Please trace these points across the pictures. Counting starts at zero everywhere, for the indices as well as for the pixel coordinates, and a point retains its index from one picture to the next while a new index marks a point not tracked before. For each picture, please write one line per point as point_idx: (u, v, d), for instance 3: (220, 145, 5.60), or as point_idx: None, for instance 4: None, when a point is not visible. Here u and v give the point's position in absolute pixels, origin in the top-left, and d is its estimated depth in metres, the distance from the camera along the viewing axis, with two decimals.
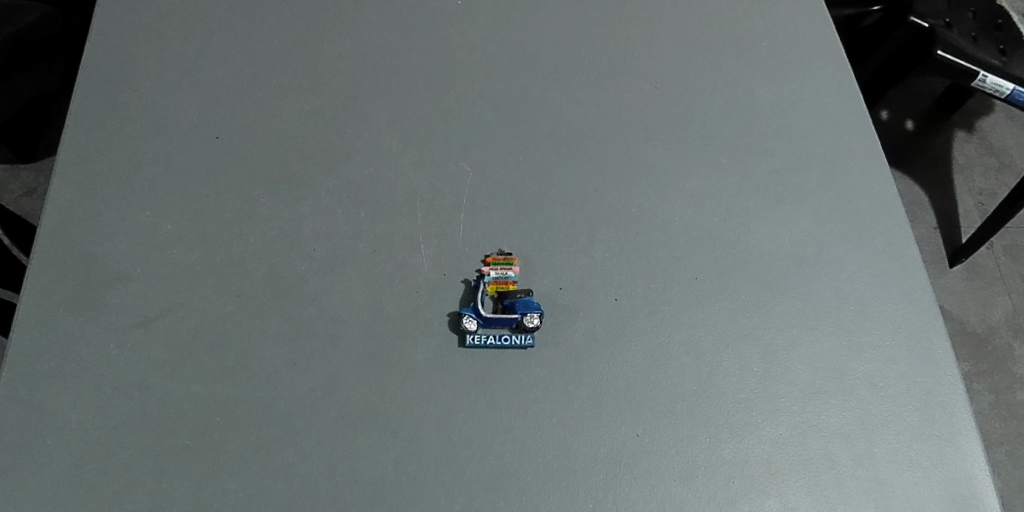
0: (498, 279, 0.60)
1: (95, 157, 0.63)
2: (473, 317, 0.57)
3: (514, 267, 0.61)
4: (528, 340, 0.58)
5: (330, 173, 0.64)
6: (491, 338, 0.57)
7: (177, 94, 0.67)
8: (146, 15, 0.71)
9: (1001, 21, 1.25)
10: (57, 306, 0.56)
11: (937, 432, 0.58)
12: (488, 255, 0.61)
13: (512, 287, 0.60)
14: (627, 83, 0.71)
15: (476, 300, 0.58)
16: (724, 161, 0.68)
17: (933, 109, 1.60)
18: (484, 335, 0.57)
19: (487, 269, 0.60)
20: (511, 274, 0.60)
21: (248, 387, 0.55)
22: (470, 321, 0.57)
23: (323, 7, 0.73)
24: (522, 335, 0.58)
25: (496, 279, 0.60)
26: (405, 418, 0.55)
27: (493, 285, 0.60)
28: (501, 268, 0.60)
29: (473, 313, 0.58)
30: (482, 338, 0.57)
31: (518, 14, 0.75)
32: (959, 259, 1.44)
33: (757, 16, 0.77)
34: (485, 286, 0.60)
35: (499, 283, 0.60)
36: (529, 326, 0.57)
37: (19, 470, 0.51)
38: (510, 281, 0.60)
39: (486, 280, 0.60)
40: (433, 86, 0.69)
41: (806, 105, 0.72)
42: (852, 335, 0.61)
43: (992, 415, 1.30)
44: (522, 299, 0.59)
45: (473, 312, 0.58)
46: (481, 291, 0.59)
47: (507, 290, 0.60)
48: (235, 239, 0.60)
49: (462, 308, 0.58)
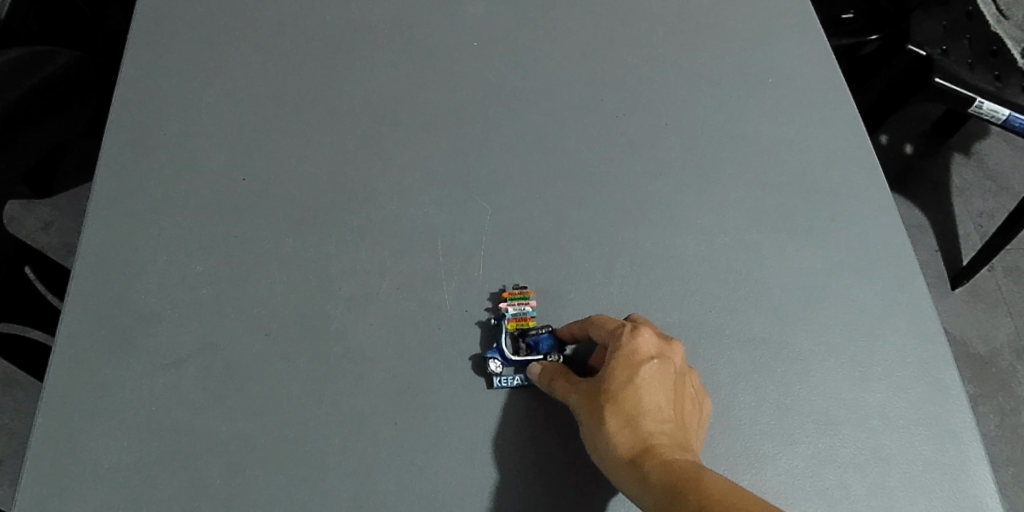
0: (517, 316, 0.61)
1: (126, 203, 0.65)
2: (499, 360, 0.59)
3: (529, 301, 0.62)
4: None
5: (354, 212, 0.66)
6: (518, 377, 0.60)
7: (206, 137, 0.69)
8: (173, 61, 0.73)
9: (997, 48, 1.25)
10: (94, 349, 0.58)
11: (948, 461, 0.59)
12: (505, 293, 0.62)
13: (529, 322, 0.62)
14: (639, 125, 0.74)
15: (501, 344, 0.60)
16: (736, 195, 0.70)
17: (929, 133, 1.63)
18: (510, 376, 0.60)
19: (503, 305, 0.62)
20: (527, 308, 0.62)
21: (279, 427, 0.57)
22: (496, 364, 0.59)
23: (343, 54, 0.76)
24: None
25: (514, 317, 0.61)
26: (433, 455, 0.57)
27: (513, 322, 0.61)
28: (518, 303, 0.62)
29: (497, 355, 0.60)
30: (510, 378, 0.60)
31: (533, 57, 0.77)
32: (961, 282, 1.45)
33: (765, 57, 0.80)
34: (507, 325, 0.61)
35: (518, 319, 0.61)
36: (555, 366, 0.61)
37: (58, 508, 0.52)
38: (527, 316, 0.62)
39: (507, 319, 0.61)
40: (453, 130, 0.72)
41: (814, 139, 0.74)
42: (861, 368, 0.62)
43: (997, 437, 1.31)
44: (544, 336, 0.61)
45: (498, 355, 0.60)
46: (503, 332, 0.61)
47: (526, 327, 0.61)
48: (263, 281, 0.62)
49: (487, 351, 0.59)
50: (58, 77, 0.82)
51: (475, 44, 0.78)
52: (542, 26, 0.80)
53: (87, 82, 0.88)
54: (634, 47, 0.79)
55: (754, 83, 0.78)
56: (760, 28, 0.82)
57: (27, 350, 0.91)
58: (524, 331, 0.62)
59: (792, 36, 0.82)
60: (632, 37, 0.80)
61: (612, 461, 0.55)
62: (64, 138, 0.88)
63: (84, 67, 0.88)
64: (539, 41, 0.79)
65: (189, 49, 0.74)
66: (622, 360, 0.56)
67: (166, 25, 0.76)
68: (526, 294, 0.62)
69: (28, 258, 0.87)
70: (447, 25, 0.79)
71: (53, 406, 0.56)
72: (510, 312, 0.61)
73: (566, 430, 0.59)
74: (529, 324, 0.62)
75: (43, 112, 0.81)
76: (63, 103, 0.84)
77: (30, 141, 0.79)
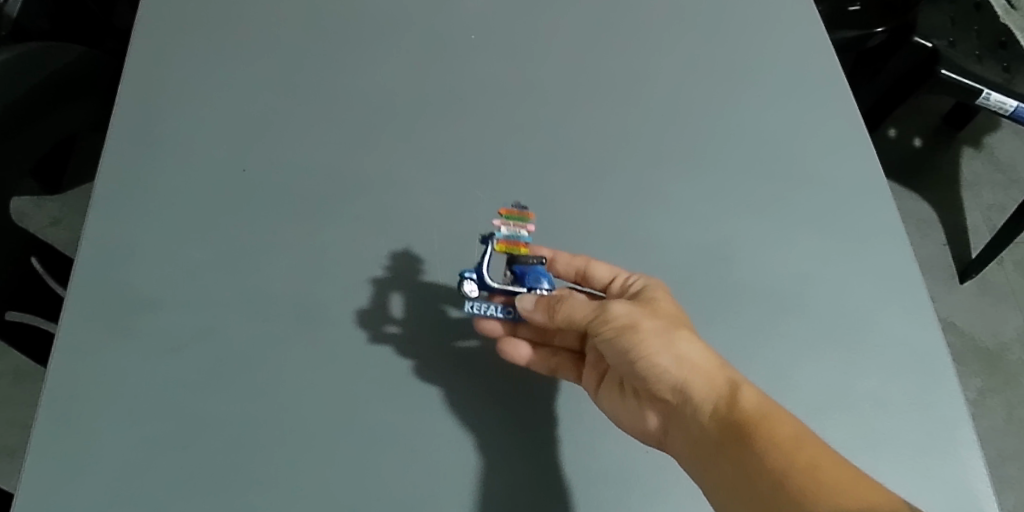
0: (508, 238, 0.59)
1: (130, 187, 0.66)
2: (475, 282, 0.57)
3: (527, 225, 0.60)
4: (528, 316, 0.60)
5: (354, 201, 0.67)
6: (491, 307, 0.58)
7: (210, 127, 0.70)
8: (180, 50, 0.75)
9: (1005, 39, 1.27)
10: (94, 325, 0.59)
11: (937, 446, 0.59)
12: (501, 210, 0.60)
13: (521, 247, 0.59)
14: (637, 113, 0.74)
15: (483, 264, 0.57)
16: (731, 184, 0.71)
17: (938, 126, 1.62)
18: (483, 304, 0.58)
19: (498, 224, 0.60)
20: (523, 233, 0.59)
21: (273, 405, 0.57)
22: (472, 287, 0.57)
23: (345, 45, 0.77)
24: None
25: (506, 238, 0.59)
26: (426, 435, 0.57)
27: (502, 243, 0.59)
28: (514, 226, 0.60)
29: (474, 276, 0.57)
30: (482, 305, 0.58)
31: (533, 46, 0.78)
32: (970, 275, 1.44)
33: (762, 49, 0.81)
34: (495, 245, 0.58)
35: (508, 241, 0.59)
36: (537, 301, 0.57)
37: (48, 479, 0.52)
38: (521, 241, 0.59)
39: (496, 239, 0.58)
40: (451, 119, 0.72)
41: (810, 129, 0.75)
42: (854, 352, 0.62)
43: (1005, 431, 1.29)
44: (532, 267, 0.57)
45: (475, 276, 0.57)
46: (490, 252, 0.57)
47: (517, 253, 0.58)
48: (263, 264, 0.63)
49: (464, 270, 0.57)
50: (65, 72, 0.84)
51: (472, 37, 0.79)
52: (539, 18, 0.81)
53: (92, 77, 0.91)
54: (632, 38, 0.80)
55: (750, 76, 0.79)
56: (757, 22, 0.83)
57: (31, 339, 0.93)
58: (514, 256, 0.58)
59: (787, 31, 0.83)
60: (628, 30, 0.81)
61: (689, 368, 0.54)
62: (68, 132, 0.89)
63: (89, 63, 0.89)
64: (538, 32, 0.80)
65: (195, 39, 0.76)
66: (664, 291, 0.60)
67: (175, 16, 0.77)
68: (525, 216, 0.60)
69: (34, 250, 0.89)
70: (447, 16, 0.80)
71: (53, 386, 0.56)
72: (502, 233, 0.59)
73: (558, 412, 0.59)
74: (520, 249, 0.58)
75: (54, 105, 0.83)
76: (70, 97, 0.86)
77: (35, 135, 0.81)
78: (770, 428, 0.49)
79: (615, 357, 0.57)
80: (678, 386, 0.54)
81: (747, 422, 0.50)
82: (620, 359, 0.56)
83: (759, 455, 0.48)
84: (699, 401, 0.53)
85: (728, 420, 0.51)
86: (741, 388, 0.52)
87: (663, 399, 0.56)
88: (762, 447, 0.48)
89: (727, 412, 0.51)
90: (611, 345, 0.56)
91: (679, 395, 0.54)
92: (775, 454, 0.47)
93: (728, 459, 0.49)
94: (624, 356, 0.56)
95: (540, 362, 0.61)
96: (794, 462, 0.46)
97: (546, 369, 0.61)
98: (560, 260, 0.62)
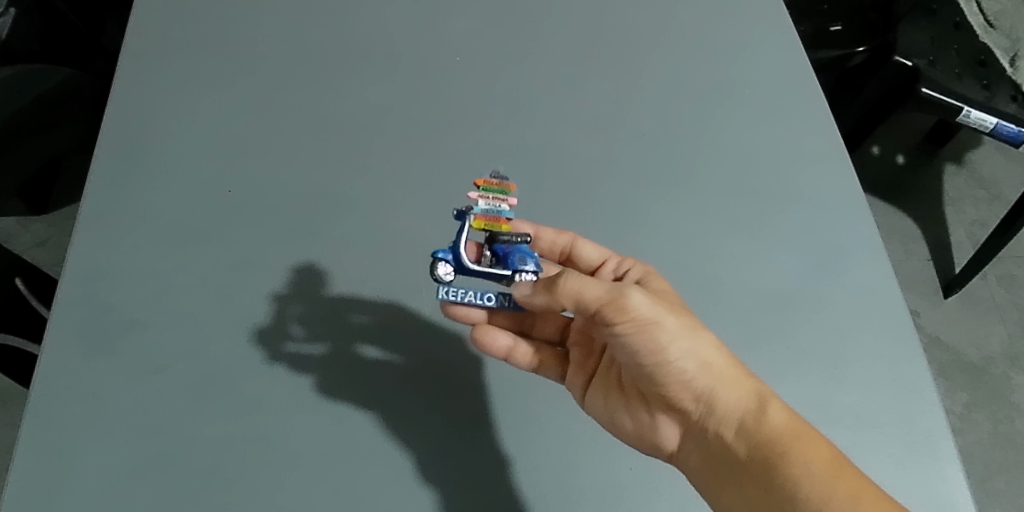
0: (487, 215, 0.53)
1: (116, 205, 0.66)
2: (451, 266, 0.51)
3: (508, 199, 0.55)
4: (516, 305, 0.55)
5: (338, 222, 0.67)
6: (470, 294, 0.53)
7: (195, 147, 0.70)
8: (169, 69, 0.75)
9: (984, 58, 1.28)
10: (76, 343, 0.58)
11: (918, 460, 0.59)
12: (477, 182, 0.54)
13: (501, 224, 0.54)
14: (620, 132, 0.76)
15: (459, 244, 0.51)
16: (713, 203, 0.72)
17: (921, 143, 1.64)
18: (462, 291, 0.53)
19: (475, 197, 0.54)
20: (503, 207, 0.54)
21: (255, 424, 0.56)
22: (445, 270, 0.51)
23: (332, 66, 0.78)
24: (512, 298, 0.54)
25: (484, 213, 0.54)
26: (410, 453, 0.57)
27: (480, 218, 0.53)
28: (493, 200, 0.54)
29: (450, 258, 0.51)
30: (459, 291, 0.53)
31: (517, 67, 0.80)
32: (954, 290, 1.45)
33: (744, 69, 0.83)
34: (472, 221, 0.53)
35: (487, 217, 0.53)
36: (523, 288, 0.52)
37: (28, 501, 0.52)
38: (501, 217, 0.54)
39: (474, 214, 0.53)
40: (437, 139, 0.73)
41: (791, 148, 0.77)
42: (835, 369, 0.63)
43: (991, 445, 1.30)
44: (514, 246, 0.53)
45: (451, 259, 0.51)
46: (468, 229, 0.52)
47: (497, 230, 0.53)
48: (247, 281, 0.63)
49: (438, 252, 0.51)
50: (53, 93, 0.85)
51: (457, 59, 0.79)
52: (524, 40, 0.82)
53: (80, 98, 0.91)
54: (616, 59, 0.82)
55: (731, 95, 0.80)
56: (739, 42, 0.85)
57: (14, 361, 0.93)
58: (495, 233, 0.53)
59: (768, 51, 0.85)
60: (612, 52, 0.82)
61: (715, 379, 0.55)
62: (55, 153, 0.90)
63: (76, 86, 0.90)
64: (523, 52, 0.81)
65: (183, 58, 0.76)
66: (667, 285, 0.59)
67: (163, 35, 0.78)
68: (506, 189, 0.55)
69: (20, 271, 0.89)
70: (433, 36, 0.81)
71: (32, 408, 0.55)
72: (481, 207, 0.53)
73: (541, 427, 0.59)
74: (501, 226, 0.54)
75: (42, 125, 0.83)
76: (58, 118, 0.87)
77: (23, 155, 0.81)
78: (802, 450, 0.51)
79: (629, 360, 0.56)
80: (700, 398, 0.55)
81: (777, 444, 0.52)
82: (638, 365, 0.56)
83: (796, 480, 0.50)
84: (724, 414, 0.54)
85: (758, 439, 0.52)
86: (767, 403, 0.54)
87: (681, 408, 0.57)
88: (799, 472, 0.50)
89: (755, 430, 0.53)
90: (627, 348, 0.54)
91: (702, 406, 0.56)
92: (809, 480, 0.49)
93: (761, 479, 0.51)
94: (642, 363, 0.55)
95: (519, 354, 0.60)
96: (834, 488, 0.49)
97: (527, 362, 0.61)
98: (545, 238, 0.64)
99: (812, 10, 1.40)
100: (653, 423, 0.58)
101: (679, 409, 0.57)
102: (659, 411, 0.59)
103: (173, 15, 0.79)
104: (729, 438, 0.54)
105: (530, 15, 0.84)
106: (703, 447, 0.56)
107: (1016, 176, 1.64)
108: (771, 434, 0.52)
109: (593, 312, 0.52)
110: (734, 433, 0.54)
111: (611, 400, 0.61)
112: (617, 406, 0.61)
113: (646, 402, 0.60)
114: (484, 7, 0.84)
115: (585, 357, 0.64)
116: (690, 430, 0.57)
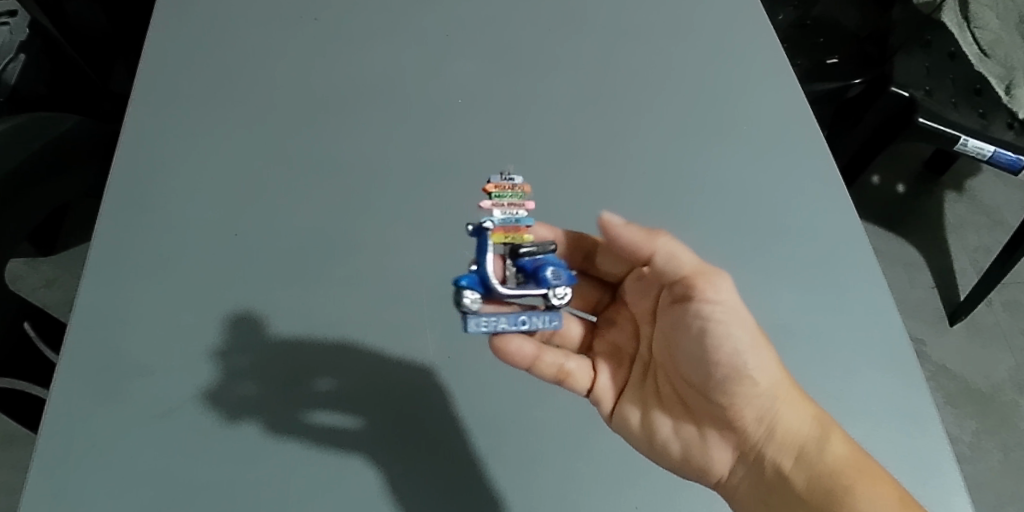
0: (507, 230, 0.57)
1: (124, 249, 0.67)
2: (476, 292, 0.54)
3: None
4: (552, 321, 0.55)
5: (343, 262, 0.68)
6: (502, 319, 0.54)
7: (204, 192, 0.71)
8: (177, 116, 0.77)
9: (980, 86, 1.30)
10: (83, 388, 0.59)
11: (926, 490, 0.59)
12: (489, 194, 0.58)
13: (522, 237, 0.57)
14: (620, 169, 0.77)
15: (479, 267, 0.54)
16: (715, 238, 0.73)
17: (920, 172, 1.66)
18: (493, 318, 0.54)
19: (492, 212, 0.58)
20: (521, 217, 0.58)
21: (260, 464, 0.57)
22: (471, 299, 0.54)
23: (336, 108, 0.80)
24: (548, 316, 0.55)
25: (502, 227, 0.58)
26: (413, 492, 0.57)
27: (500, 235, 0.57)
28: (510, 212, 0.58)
29: (473, 285, 0.54)
30: (492, 318, 0.54)
31: (517, 106, 0.81)
32: (959, 317, 1.45)
33: (740, 104, 0.84)
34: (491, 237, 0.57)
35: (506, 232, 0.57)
36: (557, 304, 0.55)
37: None
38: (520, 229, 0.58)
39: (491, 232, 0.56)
40: (439, 179, 0.75)
41: (787, 182, 0.78)
42: (840, 401, 0.63)
43: (1002, 473, 1.29)
44: (539, 258, 0.56)
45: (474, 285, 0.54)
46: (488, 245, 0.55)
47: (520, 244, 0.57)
48: (252, 323, 0.64)
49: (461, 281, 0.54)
50: (64, 139, 0.87)
51: (460, 101, 0.81)
52: (524, 82, 0.84)
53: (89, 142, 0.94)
54: (615, 97, 0.83)
55: (728, 130, 0.82)
56: (734, 79, 0.87)
57: (23, 404, 0.94)
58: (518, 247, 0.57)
59: (763, 87, 0.86)
60: (610, 91, 0.84)
61: (781, 399, 0.57)
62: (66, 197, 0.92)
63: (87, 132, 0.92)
64: (523, 91, 0.83)
65: (191, 103, 0.78)
66: None
67: (171, 82, 0.79)
68: None
69: (28, 315, 0.91)
70: (435, 77, 0.83)
71: (40, 453, 0.55)
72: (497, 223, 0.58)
73: (546, 464, 0.59)
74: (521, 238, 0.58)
75: (53, 170, 0.85)
76: (68, 163, 0.89)
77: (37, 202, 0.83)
78: (869, 488, 0.53)
79: (696, 363, 0.58)
80: (762, 420, 0.57)
81: (842, 477, 0.54)
82: (706, 374, 0.58)
83: None
84: (786, 441, 0.56)
85: (818, 472, 0.55)
86: (829, 434, 0.56)
87: (739, 430, 0.59)
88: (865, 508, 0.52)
89: (817, 461, 0.55)
90: (699, 346, 0.58)
91: (762, 430, 0.57)
92: None
93: None
94: (712, 369, 0.58)
95: (540, 362, 0.59)
96: None
97: (551, 372, 0.60)
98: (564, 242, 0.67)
99: (808, 44, 1.42)
100: (704, 445, 0.60)
101: (735, 431, 0.59)
102: (710, 432, 0.60)
103: (180, 62, 0.81)
104: (788, 467, 0.56)
105: (528, 54, 0.87)
106: (759, 475, 0.58)
107: (1017, 202, 1.64)
108: (835, 466, 0.54)
109: (683, 278, 0.59)
110: (794, 462, 0.56)
111: (649, 414, 0.62)
112: (662, 421, 0.62)
113: (695, 422, 0.61)
114: (487, 50, 0.86)
115: (615, 367, 0.66)
116: (744, 456, 0.59)
